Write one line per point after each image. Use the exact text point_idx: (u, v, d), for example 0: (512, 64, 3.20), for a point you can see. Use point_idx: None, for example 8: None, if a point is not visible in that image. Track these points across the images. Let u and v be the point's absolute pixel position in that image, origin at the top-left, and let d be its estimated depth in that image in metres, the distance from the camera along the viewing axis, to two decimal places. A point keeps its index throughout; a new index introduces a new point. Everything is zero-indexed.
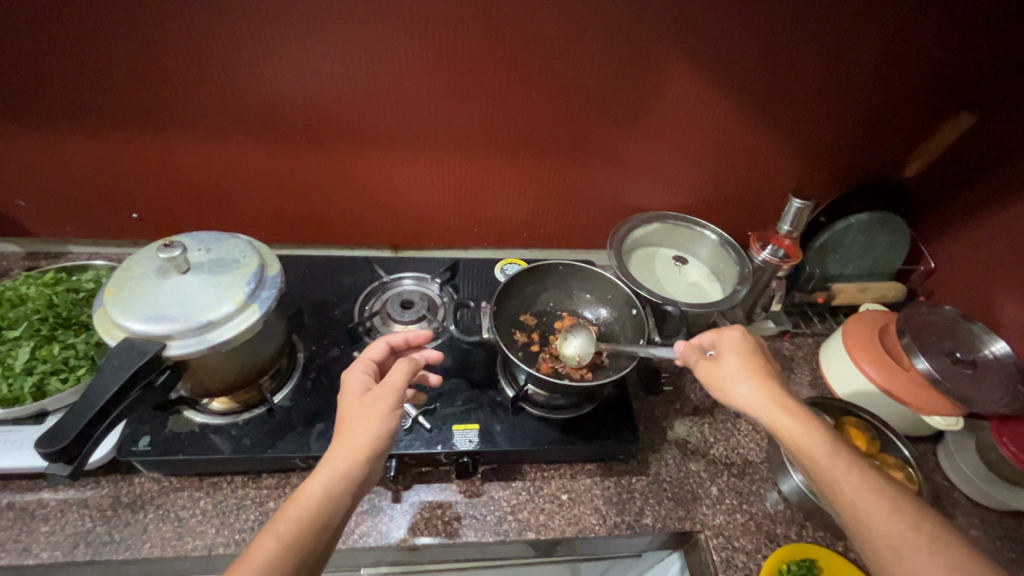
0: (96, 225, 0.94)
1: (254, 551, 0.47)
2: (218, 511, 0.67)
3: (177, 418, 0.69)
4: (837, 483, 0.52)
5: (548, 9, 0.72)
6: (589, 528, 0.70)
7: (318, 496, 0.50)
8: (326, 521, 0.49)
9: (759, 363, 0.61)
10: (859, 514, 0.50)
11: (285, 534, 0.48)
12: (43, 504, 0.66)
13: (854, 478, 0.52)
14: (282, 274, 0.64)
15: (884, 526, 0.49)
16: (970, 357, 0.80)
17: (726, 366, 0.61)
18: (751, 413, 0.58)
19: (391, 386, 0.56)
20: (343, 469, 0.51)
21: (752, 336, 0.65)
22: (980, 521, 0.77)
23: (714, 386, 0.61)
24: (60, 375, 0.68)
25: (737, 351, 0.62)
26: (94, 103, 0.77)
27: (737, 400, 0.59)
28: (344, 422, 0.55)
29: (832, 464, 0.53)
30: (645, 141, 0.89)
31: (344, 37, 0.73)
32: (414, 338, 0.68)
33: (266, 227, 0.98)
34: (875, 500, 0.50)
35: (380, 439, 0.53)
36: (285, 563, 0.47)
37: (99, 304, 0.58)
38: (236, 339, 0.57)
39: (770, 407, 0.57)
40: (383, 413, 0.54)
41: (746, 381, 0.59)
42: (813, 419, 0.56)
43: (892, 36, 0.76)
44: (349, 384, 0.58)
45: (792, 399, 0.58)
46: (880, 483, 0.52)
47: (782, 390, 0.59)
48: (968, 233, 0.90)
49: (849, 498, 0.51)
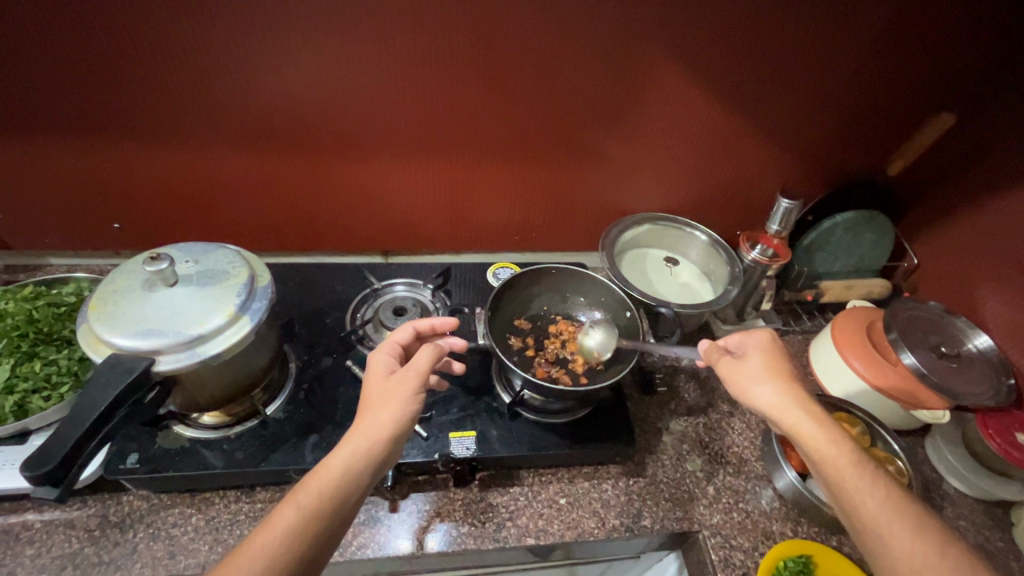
0: (76, 236, 0.92)
1: (275, 519, 0.49)
2: (210, 527, 0.66)
3: (167, 434, 0.68)
4: (853, 490, 0.53)
5: (535, 14, 0.72)
6: (588, 532, 0.70)
7: (338, 471, 0.53)
8: (346, 493, 0.52)
9: (782, 367, 0.63)
10: (874, 525, 0.51)
11: (305, 504, 0.50)
12: (28, 526, 0.64)
13: (872, 486, 0.53)
14: (273, 284, 0.63)
15: (899, 536, 0.50)
16: (955, 352, 0.81)
17: (750, 366, 0.63)
18: (772, 414, 0.60)
19: (416, 368, 0.60)
20: (365, 447, 0.54)
21: (779, 340, 0.66)
22: (969, 511, 0.79)
23: (736, 385, 0.63)
24: (43, 393, 0.66)
25: (763, 354, 0.64)
26: (71, 110, 0.75)
27: (758, 401, 0.61)
28: (369, 402, 0.58)
29: (850, 470, 0.54)
30: (635, 143, 0.89)
31: (330, 43, 0.72)
32: (440, 326, 0.71)
33: (254, 235, 0.97)
34: (891, 510, 0.51)
35: (403, 419, 0.57)
36: (306, 533, 0.49)
37: (82, 319, 0.56)
38: (227, 352, 0.56)
39: (793, 409, 0.59)
40: (406, 395, 0.58)
41: (769, 384, 0.61)
42: (834, 426, 0.58)
43: (873, 38, 0.78)
44: (375, 366, 0.62)
45: (816, 405, 0.59)
46: (896, 494, 0.52)
47: (806, 395, 0.60)
48: (949, 229, 0.92)
49: (865, 506, 0.52)
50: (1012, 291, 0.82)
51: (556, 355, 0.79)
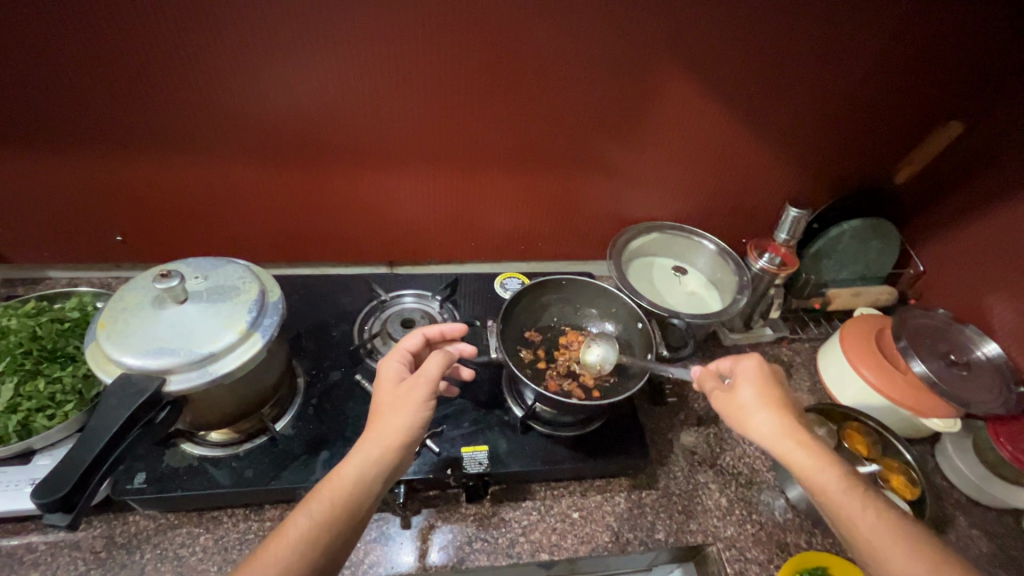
0: (76, 249, 0.90)
1: (288, 527, 0.49)
2: (220, 547, 0.65)
3: (175, 452, 0.66)
4: (855, 523, 0.52)
5: (547, 25, 0.72)
6: (602, 546, 0.70)
7: (350, 479, 0.52)
8: (359, 500, 0.52)
9: (775, 394, 0.61)
10: (880, 560, 0.50)
11: (318, 512, 0.50)
12: (32, 548, 0.63)
13: (873, 519, 0.52)
14: (284, 299, 0.62)
15: (901, 567, 0.49)
16: (964, 360, 0.82)
17: (742, 397, 0.62)
18: (769, 447, 0.58)
19: (425, 377, 0.58)
20: (377, 455, 0.54)
21: (768, 364, 0.64)
22: (980, 519, 0.78)
23: (731, 417, 0.62)
24: (47, 412, 0.65)
25: (753, 382, 0.62)
26: (72, 122, 0.74)
27: (753, 434, 0.59)
28: (380, 409, 0.58)
29: (851, 503, 0.53)
30: (642, 151, 0.89)
31: (341, 54, 0.71)
32: (450, 332, 0.71)
33: (257, 247, 0.96)
34: (892, 541, 0.51)
35: (412, 428, 0.56)
36: (317, 541, 0.49)
37: (90, 338, 0.55)
38: (239, 370, 0.55)
39: (787, 443, 0.57)
40: (415, 405, 0.57)
41: (762, 413, 0.59)
42: (829, 456, 0.56)
43: (881, 48, 0.78)
44: (386, 373, 0.61)
45: (809, 435, 0.58)
46: (899, 523, 0.52)
47: (799, 424, 0.59)
48: (957, 236, 0.93)
49: (867, 538, 0.51)
50: (1020, 299, 0.83)
51: (568, 367, 0.78)
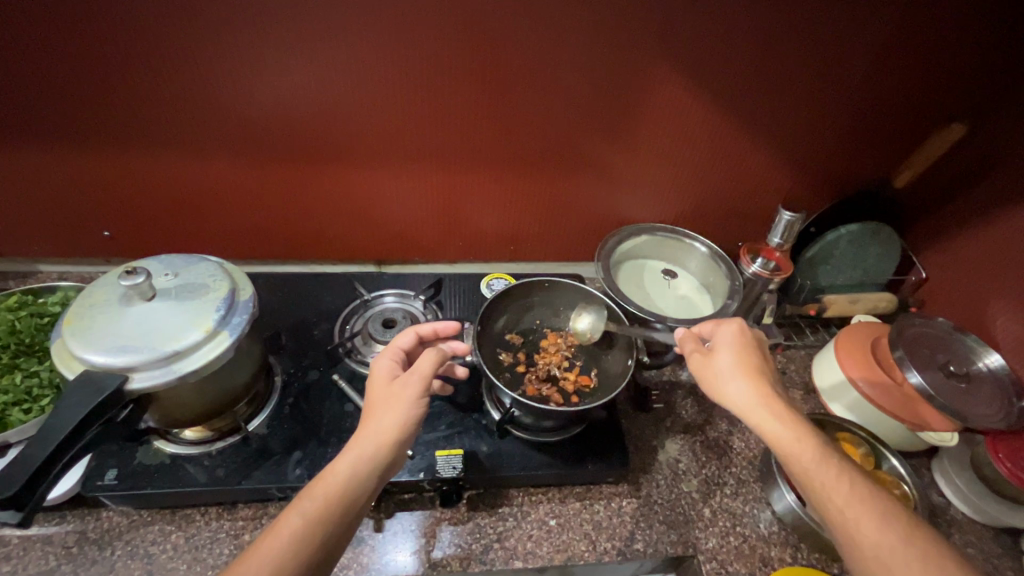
0: (65, 243, 0.91)
1: (280, 526, 0.47)
2: (190, 545, 0.64)
3: (148, 449, 0.66)
4: (825, 490, 0.51)
5: (530, 24, 0.70)
6: (578, 555, 0.68)
7: (343, 477, 0.51)
8: (353, 499, 0.50)
9: (754, 362, 0.60)
10: (846, 525, 0.49)
11: (312, 510, 0.48)
12: (4, 542, 0.63)
13: (843, 486, 0.51)
14: (255, 298, 0.61)
15: (871, 535, 0.48)
16: (964, 370, 0.78)
17: (720, 364, 0.60)
18: (742, 414, 0.57)
19: (419, 373, 0.58)
20: (370, 452, 0.53)
21: (749, 332, 0.63)
22: (977, 538, 0.75)
23: (706, 381, 0.60)
24: (24, 406, 0.65)
25: (733, 349, 0.61)
26: (52, 119, 0.74)
27: (728, 400, 0.58)
28: (374, 406, 0.56)
29: (823, 470, 0.52)
30: (632, 152, 0.87)
31: (320, 52, 0.71)
32: (443, 330, 0.70)
33: (244, 244, 0.95)
34: (862, 509, 0.50)
35: (407, 425, 0.55)
36: (311, 539, 0.47)
37: (56, 335, 0.55)
38: (205, 369, 0.55)
39: (762, 410, 0.56)
40: (408, 401, 0.56)
41: (739, 381, 0.58)
42: (804, 425, 0.55)
43: (880, 47, 0.75)
44: (378, 370, 0.60)
45: (784, 404, 0.56)
46: (867, 490, 0.51)
47: (775, 393, 0.57)
48: (961, 243, 0.89)
49: (837, 506, 0.50)
50: None
51: (547, 371, 0.76)
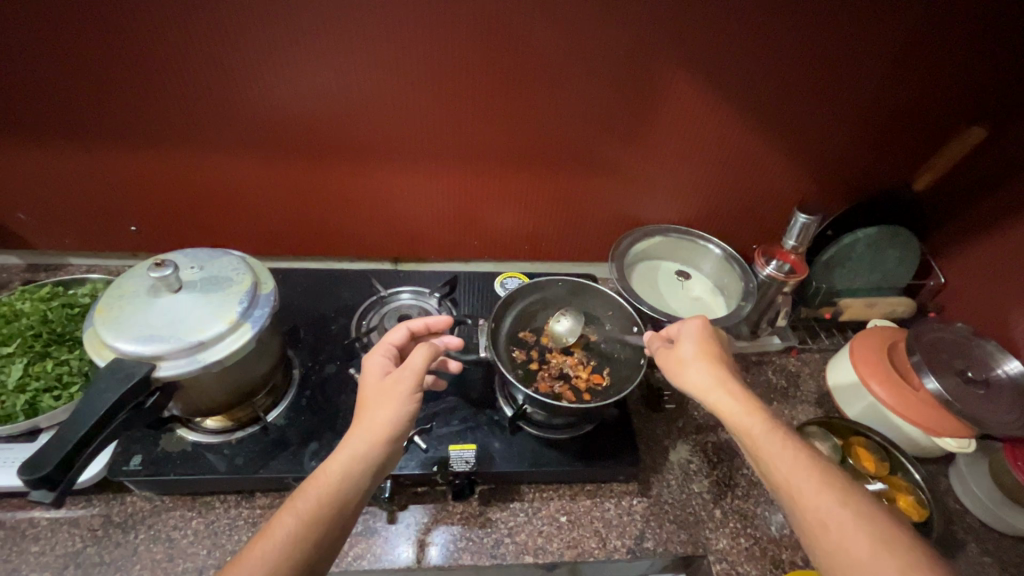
0: (95, 237, 0.94)
1: (274, 527, 0.48)
2: (210, 531, 0.66)
3: (171, 437, 0.68)
4: (773, 462, 0.52)
5: (547, 26, 0.71)
6: (588, 552, 0.68)
7: (337, 477, 0.52)
8: (346, 498, 0.51)
9: (713, 350, 0.62)
10: (793, 495, 0.49)
11: (305, 510, 0.49)
12: (34, 523, 0.65)
13: (790, 457, 0.51)
14: (276, 292, 0.63)
15: (810, 498, 0.49)
16: (982, 377, 0.77)
17: (681, 352, 0.62)
18: (699, 397, 0.59)
19: (410, 369, 0.59)
20: (363, 450, 0.53)
21: (712, 324, 0.65)
22: (994, 546, 0.74)
23: (667, 370, 0.63)
24: (54, 393, 0.68)
25: (693, 337, 0.63)
26: (83, 116, 0.77)
27: (687, 385, 0.60)
28: (366, 404, 0.57)
29: (771, 445, 0.53)
30: (647, 153, 0.87)
31: (342, 54, 0.72)
32: (435, 325, 0.71)
33: (265, 240, 0.98)
34: (807, 478, 0.50)
35: (400, 420, 0.56)
36: (304, 537, 0.48)
37: (88, 324, 0.57)
38: (227, 359, 0.56)
39: (716, 391, 0.58)
40: (401, 397, 0.57)
41: (696, 365, 0.60)
42: (756, 404, 0.56)
43: (899, 48, 0.74)
44: (371, 368, 0.61)
45: (740, 386, 0.58)
46: (815, 462, 0.51)
47: (731, 376, 0.59)
48: (984, 247, 0.88)
49: (781, 476, 0.51)
50: None
51: (559, 370, 0.77)
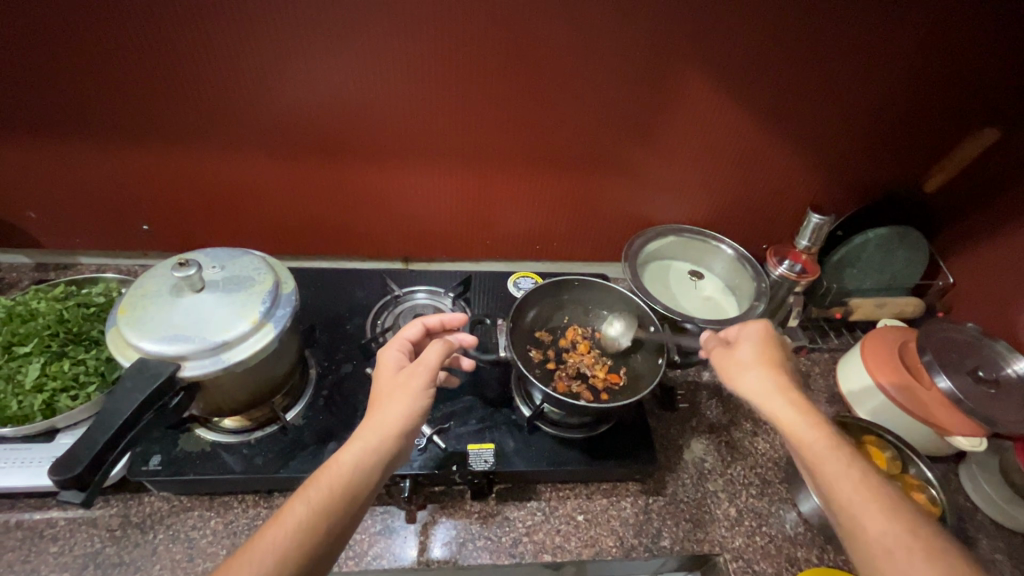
0: (105, 236, 0.94)
1: (286, 514, 0.48)
2: (229, 531, 0.66)
3: (189, 437, 0.68)
4: (835, 480, 0.51)
5: (566, 29, 0.72)
6: (605, 550, 0.69)
7: (348, 468, 0.52)
8: (358, 489, 0.51)
9: (774, 357, 0.62)
10: (855, 515, 0.49)
11: (317, 500, 0.49)
12: (52, 523, 0.65)
13: (854, 477, 0.51)
14: (297, 291, 0.63)
15: (876, 525, 0.48)
16: (993, 376, 0.78)
17: (741, 355, 0.62)
18: (757, 404, 0.59)
19: (424, 365, 0.59)
20: (376, 442, 0.53)
21: (775, 330, 0.65)
22: (1004, 543, 0.75)
23: (724, 371, 0.63)
24: (71, 392, 0.67)
25: (754, 342, 0.63)
26: (96, 114, 0.77)
27: (743, 389, 0.60)
28: (378, 399, 0.57)
29: (833, 461, 0.52)
30: (660, 153, 0.88)
31: (361, 55, 0.73)
32: (451, 322, 0.72)
33: (277, 239, 0.98)
34: (871, 501, 0.50)
35: (414, 415, 0.56)
36: (314, 528, 0.48)
37: (111, 323, 0.57)
38: (251, 359, 0.56)
39: (777, 399, 0.57)
40: (415, 391, 0.57)
41: (756, 370, 0.60)
42: (819, 417, 0.56)
43: (913, 52, 0.75)
44: (386, 361, 0.61)
45: (802, 397, 0.58)
46: (878, 483, 0.51)
47: (792, 385, 0.59)
48: (993, 247, 0.89)
49: (844, 494, 0.50)
50: None
51: (577, 369, 0.77)
